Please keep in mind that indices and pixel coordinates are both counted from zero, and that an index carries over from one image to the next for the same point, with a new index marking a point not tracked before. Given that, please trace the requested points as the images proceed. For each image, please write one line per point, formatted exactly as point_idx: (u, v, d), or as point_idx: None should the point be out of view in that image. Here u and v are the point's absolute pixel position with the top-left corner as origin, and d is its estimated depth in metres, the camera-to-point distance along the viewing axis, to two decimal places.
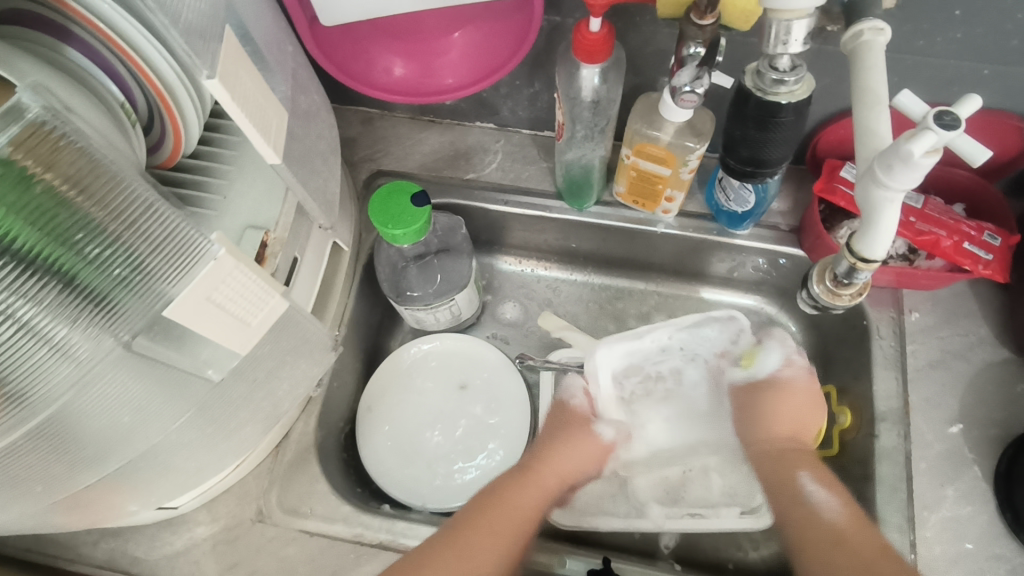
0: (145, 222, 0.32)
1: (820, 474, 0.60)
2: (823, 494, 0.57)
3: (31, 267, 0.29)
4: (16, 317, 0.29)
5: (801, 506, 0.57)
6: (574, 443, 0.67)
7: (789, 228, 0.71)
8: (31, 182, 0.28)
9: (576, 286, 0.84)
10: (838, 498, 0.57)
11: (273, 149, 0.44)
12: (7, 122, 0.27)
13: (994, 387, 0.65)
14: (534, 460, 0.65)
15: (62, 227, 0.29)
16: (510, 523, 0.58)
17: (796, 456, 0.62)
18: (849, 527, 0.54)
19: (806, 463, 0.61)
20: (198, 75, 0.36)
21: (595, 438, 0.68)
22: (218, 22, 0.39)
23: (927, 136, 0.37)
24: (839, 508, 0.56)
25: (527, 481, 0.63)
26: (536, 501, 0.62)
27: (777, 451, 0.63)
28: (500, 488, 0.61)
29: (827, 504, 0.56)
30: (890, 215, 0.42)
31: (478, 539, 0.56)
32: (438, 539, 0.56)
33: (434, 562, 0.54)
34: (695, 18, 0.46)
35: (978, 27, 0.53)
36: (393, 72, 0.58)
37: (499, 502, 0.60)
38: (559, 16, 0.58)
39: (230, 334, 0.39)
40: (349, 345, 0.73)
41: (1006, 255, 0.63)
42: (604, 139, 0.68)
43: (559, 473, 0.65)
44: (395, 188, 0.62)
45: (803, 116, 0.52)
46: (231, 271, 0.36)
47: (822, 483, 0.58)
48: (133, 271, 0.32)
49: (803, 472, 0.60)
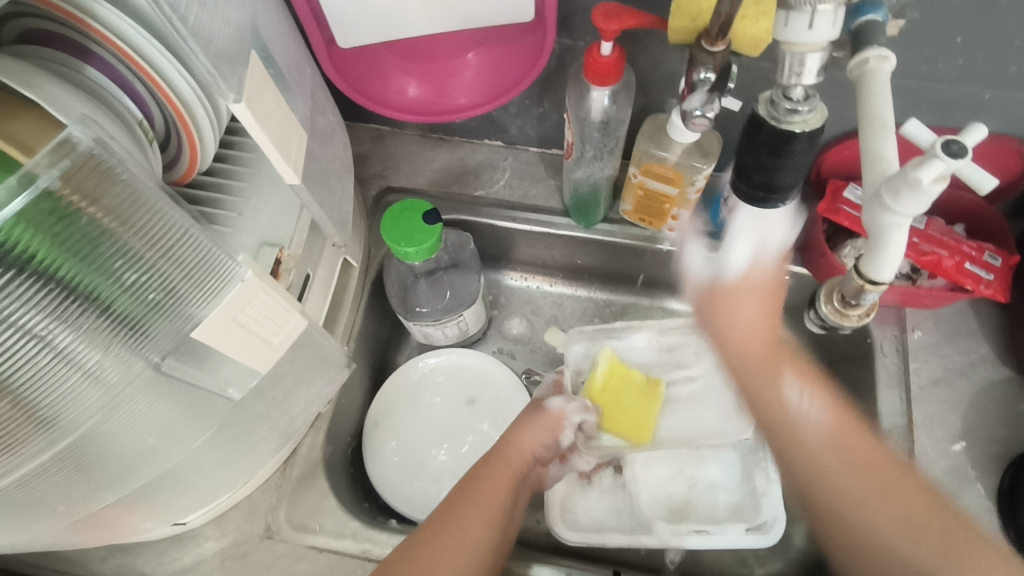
0: (180, 249, 0.33)
1: (805, 373, 0.56)
2: (808, 399, 0.54)
3: (72, 295, 0.29)
4: (54, 344, 0.29)
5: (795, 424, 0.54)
6: (536, 416, 0.68)
7: (793, 246, 0.72)
8: (76, 215, 0.28)
9: (581, 302, 0.85)
10: (823, 400, 0.54)
11: (293, 170, 0.44)
12: (57, 157, 0.26)
13: (995, 405, 0.66)
14: (499, 445, 0.65)
15: (101, 256, 0.30)
16: (485, 510, 0.58)
17: (777, 355, 0.57)
18: (843, 444, 0.52)
19: (791, 359, 0.56)
20: (224, 98, 0.37)
21: (547, 412, 0.69)
22: (243, 45, 0.40)
23: (936, 163, 0.38)
24: (824, 412, 0.54)
25: (497, 468, 0.62)
26: (505, 491, 0.61)
27: (760, 352, 0.57)
28: (467, 482, 0.60)
29: (810, 409, 0.54)
30: (898, 240, 0.43)
31: (456, 530, 0.55)
32: (427, 528, 0.55)
33: (424, 543, 0.54)
34: (706, 45, 0.47)
35: (979, 54, 0.54)
36: (407, 92, 0.59)
37: (469, 495, 0.59)
38: (570, 38, 0.59)
39: (252, 354, 0.39)
40: (357, 361, 0.74)
41: (1007, 275, 0.64)
42: (613, 159, 0.69)
43: (529, 452, 0.66)
44: (406, 206, 0.63)
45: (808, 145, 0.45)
46: (256, 292, 0.37)
47: (806, 386, 0.55)
48: (165, 295, 0.33)
49: (786, 378, 0.56)
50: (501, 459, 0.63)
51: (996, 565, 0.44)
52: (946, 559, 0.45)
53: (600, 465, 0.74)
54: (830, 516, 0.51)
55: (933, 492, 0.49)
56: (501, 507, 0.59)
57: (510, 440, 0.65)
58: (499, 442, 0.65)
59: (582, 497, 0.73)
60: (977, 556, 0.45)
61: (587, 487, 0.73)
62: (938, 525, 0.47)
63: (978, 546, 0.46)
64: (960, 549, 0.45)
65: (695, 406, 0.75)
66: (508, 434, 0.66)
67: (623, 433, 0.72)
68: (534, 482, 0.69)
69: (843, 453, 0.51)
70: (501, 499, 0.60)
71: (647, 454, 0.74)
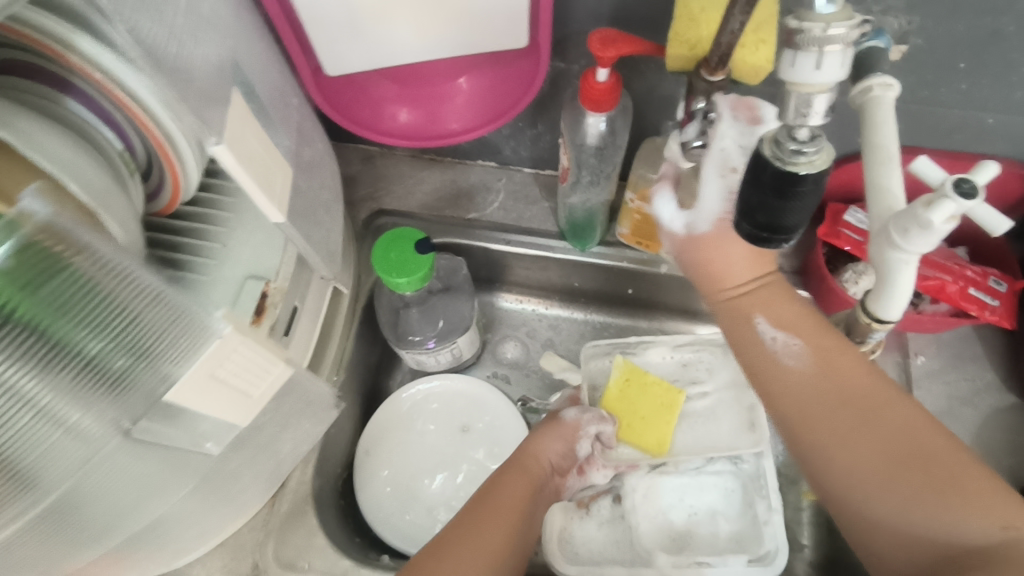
0: (153, 310, 0.31)
1: (782, 314, 0.50)
2: (785, 339, 0.49)
3: (38, 368, 0.27)
4: (23, 418, 0.28)
5: (764, 353, 0.49)
6: (551, 426, 0.69)
7: (791, 269, 0.72)
8: (35, 287, 0.27)
9: (577, 325, 0.83)
10: (804, 340, 0.48)
11: (279, 209, 0.42)
12: (11, 229, 0.25)
13: (1001, 433, 0.65)
14: (517, 456, 0.64)
15: (69, 326, 0.28)
16: (502, 516, 0.56)
17: (747, 298, 0.51)
18: (822, 386, 0.47)
19: (767, 301, 0.51)
20: (205, 141, 0.35)
21: (562, 422, 0.69)
22: (223, 82, 0.38)
23: (946, 204, 0.36)
24: (803, 352, 0.48)
25: (516, 474, 0.62)
26: (526, 495, 0.60)
27: (728, 300, 0.52)
28: (490, 488, 0.59)
29: (789, 350, 0.48)
30: (904, 279, 0.41)
31: (481, 530, 0.53)
32: (452, 527, 0.54)
33: (448, 543, 0.52)
34: (706, 74, 0.46)
35: (983, 80, 0.53)
36: (398, 118, 0.57)
37: (492, 500, 0.57)
38: (564, 62, 0.58)
39: (230, 408, 0.37)
40: (348, 389, 0.71)
41: (1013, 300, 0.63)
42: (609, 184, 0.67)
43: (545, 461, 0.66)
44: (398, 234, 0.61)
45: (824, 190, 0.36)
46: (236, 346, 0.35)
47: (780, 326, 0.50)
48: (137, 357, 0.31)
49: (757, 320, 0.51)
50: (521, 467, 0.63)
51: (990, 502, 0.40)
52: (936, 497, 0.41)
53: (598, 494, 0.73)
54: (815, 464, 0.46)
55: (929, 422, 0.44)
56: (516, 520, 0.56)
57: (529, 450, 0.65)
58: (517, 452, 0.65)
59: (580, 528, 0.71)
60: (977, 493, 0.41)
61: (584, 517, 0.72)
62: (926, 462, 0.42)
63: (967, 472, 0.42)
64: (951, 482, 0.41)
65: (711, 420, 0.73)
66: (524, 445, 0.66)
67: (642, 444, 0.71)
68: (552, 494, 0.67)
69: (828, 393, 0.46)
70: (523, 511, 0.58)
71: (646, 482, 0.72)
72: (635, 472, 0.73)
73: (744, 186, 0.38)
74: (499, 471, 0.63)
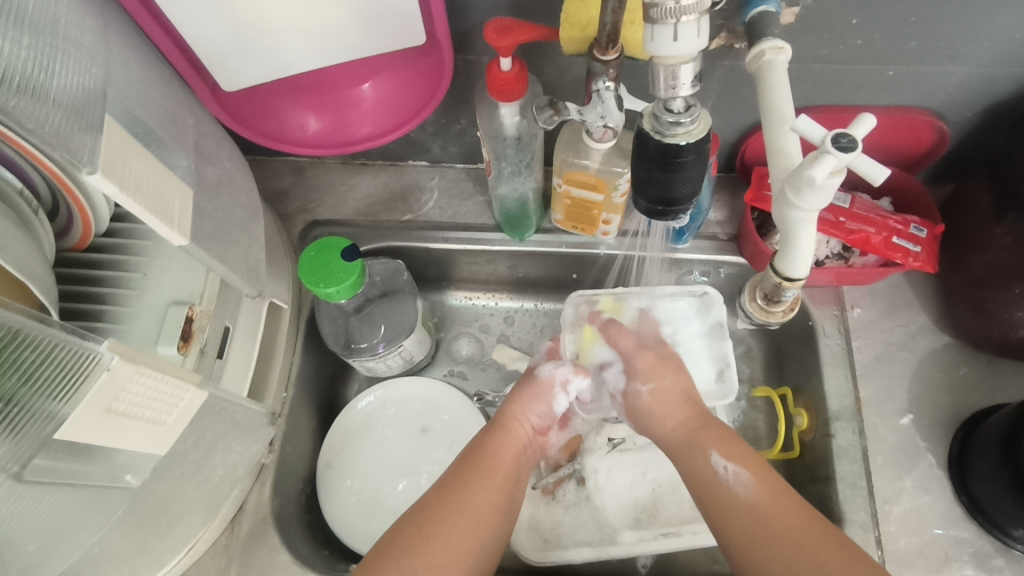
0: (14, 354, 0.30)
1: (733, 450, 0.55)
2: (734, 470, 0.54)
3: None
4: None
5: (715, 486, 0.54)
6: (528, 387, 0.68)
7: (728, 237, 0.72)
8: None
9: (529, 315, 0.83)
10: (751, 469, 0.53)
11: (179, 232, 0.41)
12: None
13: (939, 373, 0.67)
14: (499, 416, 0.65)
15: None
16: (488, 481, 0.57)
17: (704, 434, 0.59)
18: (759, 513, 0.51)
19: (724, 445, 0.56)
20: (78, 172, 0.34)
21: (538, 379, 0.69)
22: (96, 110, 0.37)
23: (827, 160, 0.37)
24: (750, 482, 0.53)
25: (502, 435, 0.62)
26: (512, 458, 0.61)
27: (683, 439, 0.59)
28: (473, 449, 0.61)
29: (738, 480, 0.53)
30: (805, 235, 0.44)
31: (464, 491, 0.56)
32: (433, 494, 0.56)
33: (429, 514, 0.53)
34: (599, 54, 0.45)
35: (876, 34, 0.54)
36: (307, 127, 0.57)
37: (477, 461, 0.59)
38: (471, 54, 0.58)
39: (143, 439, 0.37)
40: (301, 405, 0.71)
41: (934, 245, 0.64)
42: (533, 173, 0.67)
43: (527, 422, 0.66)
44: (324, 244, 0.60)
45: (706, 158, 0.39)
46: (133, 375, 0.34)
47: (731, 458, 0.55)
48: (8, 403, 0.31)
49: (711, 452, 0.56)
50: (507, 431, 0.63)
51: None
52: None
53: (561, 479, 0.72)
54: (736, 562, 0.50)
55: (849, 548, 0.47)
56: (498, 487, 0.57)
57: (516, 407, 0.66)
58: (501, 415, 0.65)
59: (549, 514, 0.71)
60: None
61: (550, 502, 0.72)
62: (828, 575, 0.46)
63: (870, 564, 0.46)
64: None
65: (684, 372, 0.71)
66: (506, 402, 0.67)
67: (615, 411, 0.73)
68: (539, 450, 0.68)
69: (765, 511, 0.51)
70: (506, 476, 0.59)
71: (607, 461, 0.72)
72: (595, 452, 0.73)
73: (635, 163, 0.40)
74: (487, 428, 0.64)
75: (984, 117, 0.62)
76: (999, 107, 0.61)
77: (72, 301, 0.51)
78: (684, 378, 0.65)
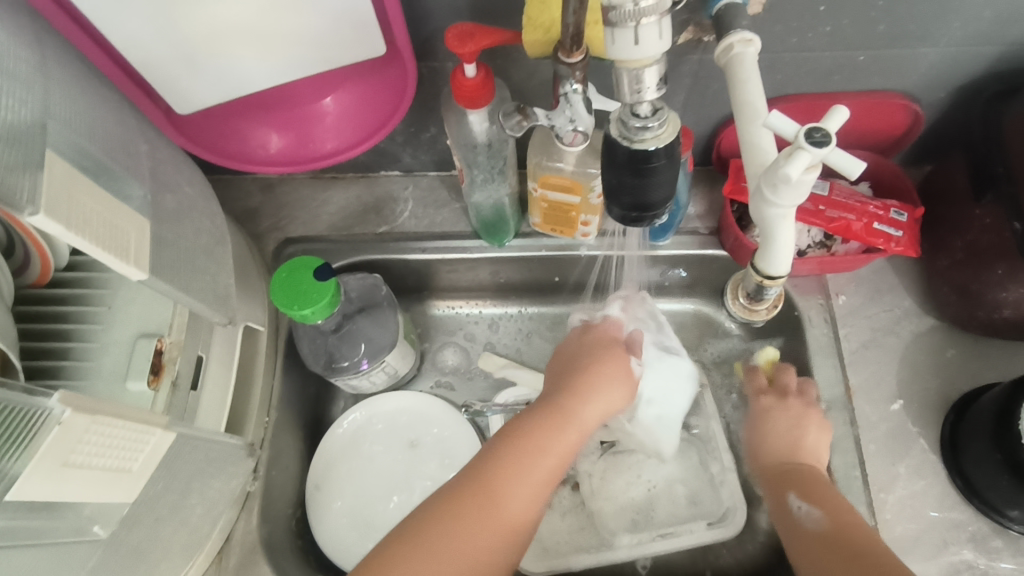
0: None
1: (812, 490, 0.56)
2: (808, 508, 0.55)
3: None
4: None
5: (790, 519, 0.56)
6: (613, 374, 0.61)
7: (708, 231, 0.71)
8: None
9: (513, 320, 0.81)
10: (826, 508, 0.54)
11: (137, 266, 0.39)
12: None
13: (926, 357, 0.66)
14: (565, 397, 0.57)
15: None
16: (524, 491, 0.51)
17: (794, 474, 0.59)
18: (825, 542, 0.52)
19: (805, 484, 0.57)
20: (20, 214, 0.32)
21: (621, 368, 0.62)
22: (36, 145, 0.35)
23: (801, 156, 0.36)
24: (823, 519, 0.53)
25: (564, 427, 0.55)
26: (570, 450, 0.54)
27: (773, 474, 0.61)
28: (525, 428, 0.54)
29: (810, 516, 0.54)
30: (784, 230, 0.43)
31: (502, 496, 0.50)
32: (457, 484, 0.50)
33: (453, 511, 0.48)
34: (563, 57, 0.43)
35: (844, 19, 0.53)
36: (270, 146, 0.56)
37: (532, 447, 0.52)
38: (435, 62, 0.56)
39: (108, 488, 0.35)
40: (285, 428, 0.69)
41: (915, 228, 0.63)
42: (506, 178, 0.66)
43: (596, 412, 0.58)
44: (296, 264, 0.59)
45: (678, 163, 0.39)
46: (90, 427, 0.32)
47: (807, 498, 0.56)
48: None
49: (789, 492, 0.58)
50: (572, 424, 0.56)
51: None
52: None
53: (555, 485, 0.71)
54: None
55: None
56: (529, 503, 0.51)
57: (582, 394, 0.58)
58: (567, 397, 0.57)
59: (545, 521, 0.70)
60: None
61: (546, 510, 0.70)
62: None
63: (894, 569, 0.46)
64: None
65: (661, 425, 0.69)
66: (577, 376, 0.59)
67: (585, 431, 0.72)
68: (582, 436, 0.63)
69: (830, 544, 0.51)
70: (546, 484, 0.52)
71: (601, 465, 0.71)
72: (588, 456, 0.71)
73: (605, 169, 0.39)
74: (542, 411, 0.56)
75: (957, 97, 0.62)
76: (972, 86, 0.61)
77: (33, 341, 0.50)
78: (824, 427, 0.62)
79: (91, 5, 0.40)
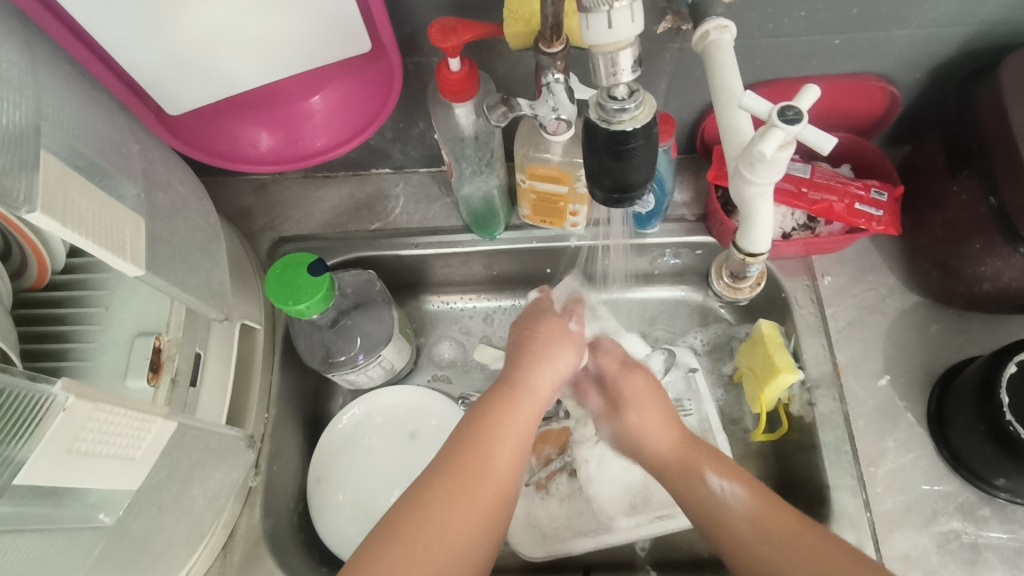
0: None
1: (723, 464, 0.56)
2: (729, 486, 0.54)
3: None
4: None
5: (707, 499, 0.54)
6: (552, 341, 0.62)
7: (696, 217, 0.72)
8: None
9: (507, 312, 0.82)
10: (746, 486, 0.54)
11: (134, 262, 0.40)
12: None
13: (911, 333, 0.68)
14: (515, 372, 0.58)
15: None
16: (495, 470, 0.52)
17: (694, 453, 0.58)
18: (752, 524, 0.52)
19: (716, 460, 0.56)
20: (17, 212, 0.33)
21: (564, 336, 0.63)
22: (30, 146, 0.36)
23: (775, 134, 0.38)
24: (746, 497, 0.53)
25: (515, 401, 0.56)
26: (527, 422, 0.56)
27: (676, 460, 0.58)
28: (483, 411, 0.55)
29: (734, 497, 0.53)
30: (763, 209, 0.44)
31: (477, 477, 0.51)
32: (432, 472, 0.51)
33: (431, 497, 0.49)
34: (543, 47, 0.44)
35: (818, 4, 0.55)
36: (260, 145, 0.57)
37: (493, 426, 0.54)
38: (421, 57, 0.58)
39: (112, 475, 0.36)
40: (284, 424, 0.70)
41: (896, 206, 0.65)
42: (494, 170, 0.67)
43: (546, 380, 0.59)
44: (290, 260, 0.60)
45: (656, 143, 0.40)
46: (91, 413, 0.33)
47: (727, 477, 0.55)
48: None
49: (705, 472, 0.56)
50: (525, 396, 0.57)
51: None
52: None
53: (553, 472, 0.72)
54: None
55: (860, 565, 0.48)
56: (501, 481, 0.51)
57: (531, 368, 0.59)
58: (517, 371, 0.58)
59: (543, 508, 0.71)
60: None
61: (545, 497, 0.71)
62: None
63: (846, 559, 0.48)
64: None
65: None
66: (523, 352, 0.60)
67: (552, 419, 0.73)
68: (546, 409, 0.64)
69: (761, 526, 0.51)
70: (517, 460, 0.53)
71: (598, 451, 0.71)
72: (585, 444, 0.72)
73: (586, 154, 0.41)
74: (497, 392, 0.57)
75: (932, 78, 0.63)
76: (946, 67, 0.62)
77: (34, 343, 0.51)
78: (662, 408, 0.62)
79: (80, 8, 0.41)
